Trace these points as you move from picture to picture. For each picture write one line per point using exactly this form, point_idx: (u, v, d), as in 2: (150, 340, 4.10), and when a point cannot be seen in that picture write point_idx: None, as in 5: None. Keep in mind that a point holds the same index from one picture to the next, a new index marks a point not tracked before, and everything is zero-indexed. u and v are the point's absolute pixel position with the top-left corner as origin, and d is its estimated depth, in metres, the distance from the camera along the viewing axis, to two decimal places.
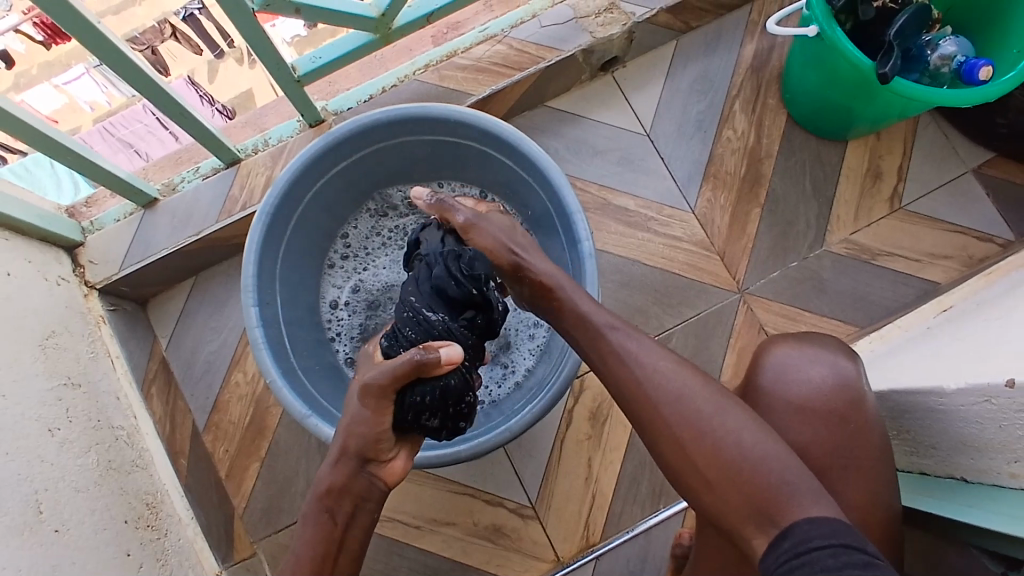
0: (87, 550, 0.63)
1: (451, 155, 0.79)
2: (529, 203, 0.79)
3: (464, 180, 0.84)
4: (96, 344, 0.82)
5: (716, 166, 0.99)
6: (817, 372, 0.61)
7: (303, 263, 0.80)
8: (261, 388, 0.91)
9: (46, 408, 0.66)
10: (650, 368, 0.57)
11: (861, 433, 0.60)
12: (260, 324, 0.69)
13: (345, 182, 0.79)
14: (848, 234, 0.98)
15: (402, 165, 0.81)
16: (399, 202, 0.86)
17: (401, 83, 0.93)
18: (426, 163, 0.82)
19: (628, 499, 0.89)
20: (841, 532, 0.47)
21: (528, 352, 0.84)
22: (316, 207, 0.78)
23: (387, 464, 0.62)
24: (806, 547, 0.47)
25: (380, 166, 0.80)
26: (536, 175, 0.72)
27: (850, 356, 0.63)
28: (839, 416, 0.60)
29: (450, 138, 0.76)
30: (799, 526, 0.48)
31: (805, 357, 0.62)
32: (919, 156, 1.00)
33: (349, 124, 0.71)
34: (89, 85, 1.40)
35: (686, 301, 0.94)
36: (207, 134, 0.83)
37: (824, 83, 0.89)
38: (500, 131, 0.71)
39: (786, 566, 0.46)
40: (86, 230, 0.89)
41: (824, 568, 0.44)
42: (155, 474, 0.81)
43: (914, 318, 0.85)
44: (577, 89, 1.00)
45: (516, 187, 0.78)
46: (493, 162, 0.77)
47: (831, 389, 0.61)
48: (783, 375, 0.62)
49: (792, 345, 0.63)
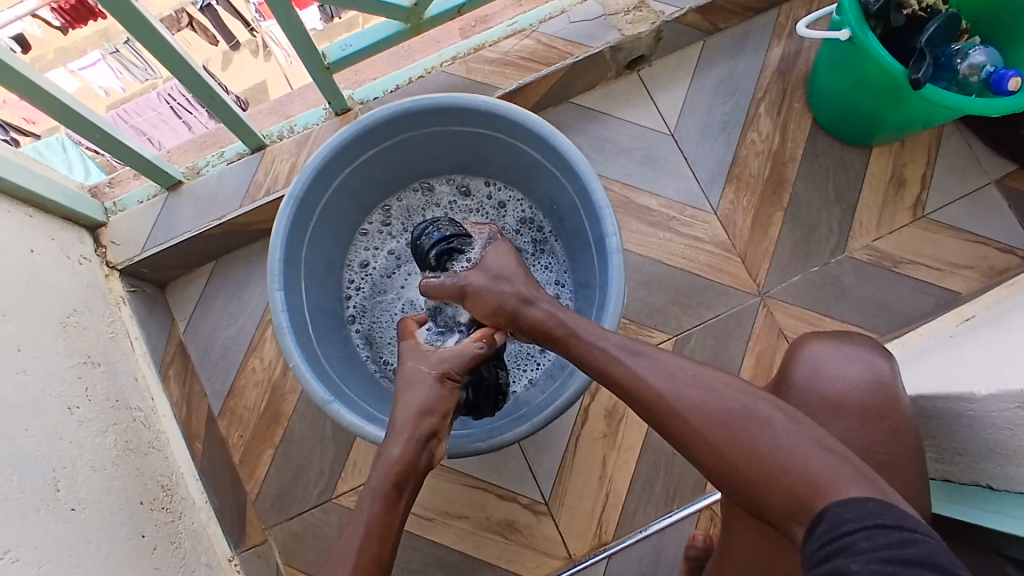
0: (103, 529, 0.62)
1: (489, 151, 0.80)
2: (562, 206, 0.79)
3: (503, 174, 0.84)
4: (116, 324, 0.82)
5: (739, 169, 0.98)
6: (854, 369, 0.61)
7: (331, 243, 0.80)
8: (278, 375, 0.91)
9: (66, 386, 0.66)
10: (688, 373, 0.55)
11: (896, 432, 0.59)
12: (286, 309, 0.69)
13: (380, 166, 0.79)
14: (870, 241, 0.97)
15: (440, 154, 0.81)
16: (448, 190, 0.87)
17: (428, 75, 0.93)
18: (465, 153, 0.81)
19: (642, 499, 0.88)
20: (877, 511, 0.43)
21: (535, 364, 0.83)
22: (349, 188, 0.78)
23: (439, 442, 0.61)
24: (839, 532, 0.44)
25: (416, 153, 0.80)
26: (570, 177, 0.72)
27: (885, 355, 0.63)
28: (877, 416, 0.60)
29: (487, 132, 0.76)
30: (830, 510, 0.45)
31: (841, 355, 0.62)
32: (942, 164, 0.99)
33: (387, 109, 0.71)
34: (104, 71, 1.47)
35: (706, 302, 0.94)
36: (234, 119, 0.83)
37: (851, 88, 0.89)
38: (536, 126, 0.71)
39: (821, 554, 0.43)
40: (108, 211, 0.89)
41: (859, 553, 0.41)
42: (171, 456, 0.81)
43: (935, 327, 0.85)
44: (602, 87, 1.00)
45: (549, 187, 0.78)
46: (527, 159, 0.77)
47: (868, 385, 0.61)
48: (818, 371, 0.62)
49: (828, 343, 0.63)
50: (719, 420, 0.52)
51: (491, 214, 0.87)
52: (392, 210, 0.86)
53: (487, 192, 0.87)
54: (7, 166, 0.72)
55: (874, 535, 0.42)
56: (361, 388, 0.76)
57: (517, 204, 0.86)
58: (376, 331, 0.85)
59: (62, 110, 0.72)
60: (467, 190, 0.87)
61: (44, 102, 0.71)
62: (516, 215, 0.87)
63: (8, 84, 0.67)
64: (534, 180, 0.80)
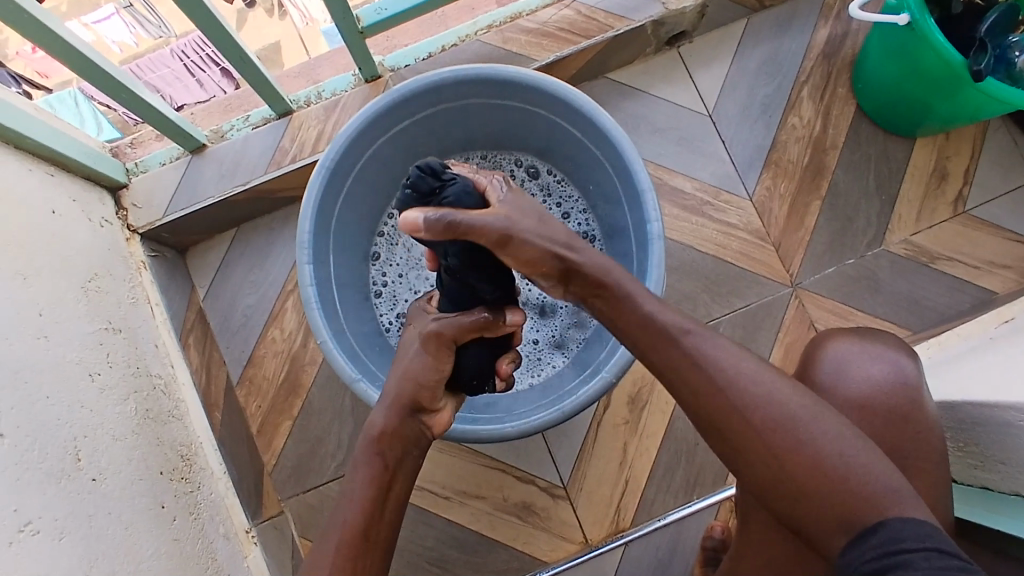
0: (123, 500, 0.62)
1: (563, 143, 0.76)
2: (609, 200, 0.76)
3: (555, 158, 0.81)
4: (136, 289, 0.80)
5: (778, 154, 0.95)
6: (878, 369, 0.59)
7: (372, 193, 0.78)
8: (298, 347, 0.90)
9: (87, 352, 0.65)
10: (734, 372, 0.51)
11: (922, 440, 0.58)
12: (314, 282, 0.67)
13: (427, 130, 0.76)
14: (909, 235, 0.94)
15: (510, 130, 0.79)
16: (511, 164, 0.84)
17: (462, 42, 0.89)
18: (518, 130, 0.78)
19: (661, 487, 0.87)
20: (936, 537, 0.45)
21: (555, 360, 0.81)
22: (389, 150, 0.75)
23: (435, 414, 0.64)
24: (897, 547, 0.45)
25: (468, 121, 0.77)
26: (632, 200, 0.69)
27: (910, 355, 0.61)
28: (901, 419, 0.58)
29: (544, 113, 0.73)
30: (890, 523, 0.47)
31: (866, 355, 0.60)
32: (988, 160, 0.96)
33: (470, 68, 0.68)
34: (118, 25, 1.38)
35: (736, 291, 0.92)
36: (264, 83, 0.80)
37: (904, 75, 0.85)
38: (623, 143, 0.67)
39: (875, 566, 0.45)
40: (130, 171, 0.87)
41: (919, 571, 0.43)
42: (190, 425, 0.79)
43: (974, 326, 0.82)
44: (640, 62, 0.96)
45: (607, 193, 0.75)
46: (598, 165, 0.74)
47: (893, 388, 0.59)
48: (843, 370, 0.60)
49: (853, 341, 0.62)
50: (779, 430, 0.50)
51: None
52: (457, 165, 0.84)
53: (553, 185, 0.83)
54: (27, 122, 0.70)
55: (929, 556, 0.43)
56: (373, 351, 0.74)
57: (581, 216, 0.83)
58: (392, 275, 0.83)
59: (83, 63, 0.70)
60: (538, 176, 0.84)
61: (67, 56, 0.68)
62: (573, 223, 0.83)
63: (32, 38, 0.65)
64: (595, 184, 0.77)
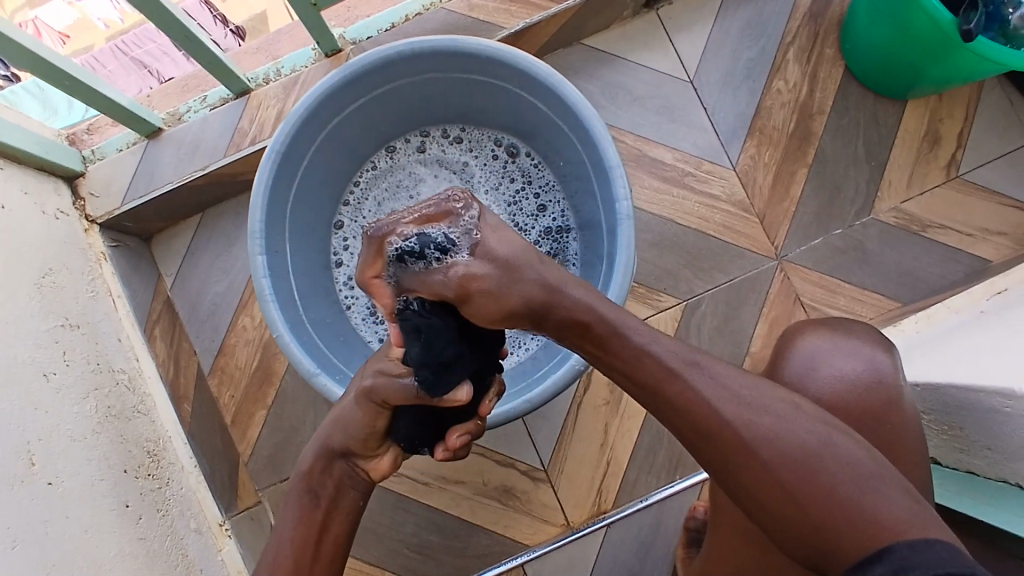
0: (84, 502, 0.60)
1: (531, 121, 0.73)
2: (579, 178, 0.72)
3: (527, 137, 0.77)
4: (96, 281, 0.78)
5: (762, 121, 0.91)
6: (851, 366, 0.57)
7: (333, 172, 0.75)
8: (269, 334, 0.88)
9: (41, 351, 0.63)
10: None
11: (898, 430, 0.56)
12: (268, 273, 0.64)
13: (390, 106, 0.73)
14: (898, 203, 0.91)
15: (479, 106, 0.75)
16: (487, 140, 0.80)
17: (426, 11, 0.85)
18: (486, 106, 0.75)
19: (643, 468, 0.86)
20: (947, 559, 0.42)
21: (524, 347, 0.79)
22: (349, 126, 0.72)
23: (376, 461, 0.61)
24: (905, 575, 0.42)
25: (432, 95, 0.73)
26: (601, 178, 0.66)
27: (887, 348, 0.59)
28: (873, 415, 0.56)
29: (507, 85, 0.69)
30: (894, 549, 0.43)
31: (840, 351, 0.58)
32: (983, 122, 0.91)
33: (429, 40, 0.65)
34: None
35: (719, 266, 0.89)
36: (217, 63, 0.76)
37: (892, 36, 0.81)
38: (588, 118, 0.64)
39: None
40: (86, 159, 0.84)
41: None
42: (157, 420, 0.78)
43: (964, 299, 0.78)
44: (617, 27, 0.91)
45: (576, 171, 0.72)
46: (567, 144, 0.71)
47: (867, 385, 0.56)
48: (813, 368, 0.57)
49: (823, 336, 0.59)
50: None
51: (528, 212, 0.80)
52: (434, 137, 0.81)
53: (527, 166, 0.80)
54: None
55: None
56: (334, 340, 0.72)
57: (557, 207, 0.79)
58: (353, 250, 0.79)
59: (27, 55, 0.66)
60: (517, 157, 0.80)
61: (10, 49, 0.65)
62: (546, 215, 0.79)
63: None
64: (563, 158, 0.74)
